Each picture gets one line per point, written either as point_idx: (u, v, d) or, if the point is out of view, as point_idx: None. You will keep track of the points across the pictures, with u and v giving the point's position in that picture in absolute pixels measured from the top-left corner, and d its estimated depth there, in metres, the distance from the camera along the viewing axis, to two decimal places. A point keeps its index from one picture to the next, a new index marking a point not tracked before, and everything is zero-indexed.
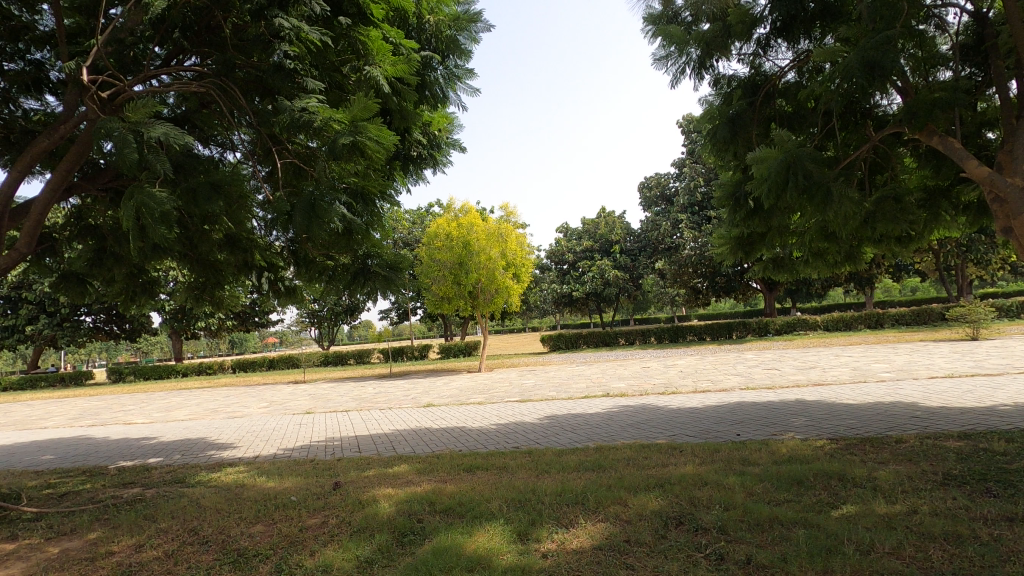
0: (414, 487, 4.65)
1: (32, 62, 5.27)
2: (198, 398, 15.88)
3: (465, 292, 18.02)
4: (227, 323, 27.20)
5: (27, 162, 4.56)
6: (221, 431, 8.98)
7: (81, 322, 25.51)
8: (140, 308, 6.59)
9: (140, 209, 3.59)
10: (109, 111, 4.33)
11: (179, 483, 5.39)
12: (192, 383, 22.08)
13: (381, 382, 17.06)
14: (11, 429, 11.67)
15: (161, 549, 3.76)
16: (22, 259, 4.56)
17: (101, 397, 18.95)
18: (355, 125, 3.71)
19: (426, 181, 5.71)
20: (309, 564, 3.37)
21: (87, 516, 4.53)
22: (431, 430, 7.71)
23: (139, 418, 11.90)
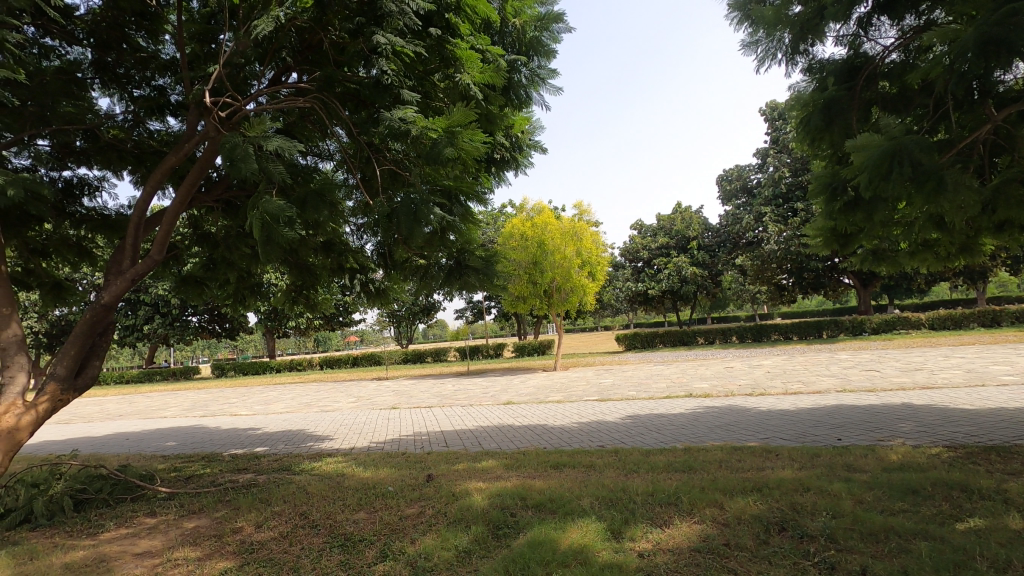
0: (504, 481, 4.77)
1: (156, 88, 5.85)
2: (292, 393, 16.97)
3: (540, 291, 18.09)
4: (314, 323, 28.85)
5: (158, 178, 5.09)
6: (317, 423, 9.58)
7: (189, 322, 27.95)
8: (245, 310, 7.14)
9: (259, 217, 3.98)
10: (229, 127, 4.78)
11: (286, 471, 5.82)
12: (285, 379, 23.67)
13: (459, 379, 17.53)
14: (137, 418, 13.00)
15: (278, 530, 4.08)
16: (156, 264, 4.98)
17: (209, 390, 20.72)
18: (451, 133, 3.93)
19: (507, 182, 5.77)
20: (411, 550, 3.55)
21: (211, 497, 5.00)
22: (513, 427, 7.83)
23: (243, 411, 12.92)
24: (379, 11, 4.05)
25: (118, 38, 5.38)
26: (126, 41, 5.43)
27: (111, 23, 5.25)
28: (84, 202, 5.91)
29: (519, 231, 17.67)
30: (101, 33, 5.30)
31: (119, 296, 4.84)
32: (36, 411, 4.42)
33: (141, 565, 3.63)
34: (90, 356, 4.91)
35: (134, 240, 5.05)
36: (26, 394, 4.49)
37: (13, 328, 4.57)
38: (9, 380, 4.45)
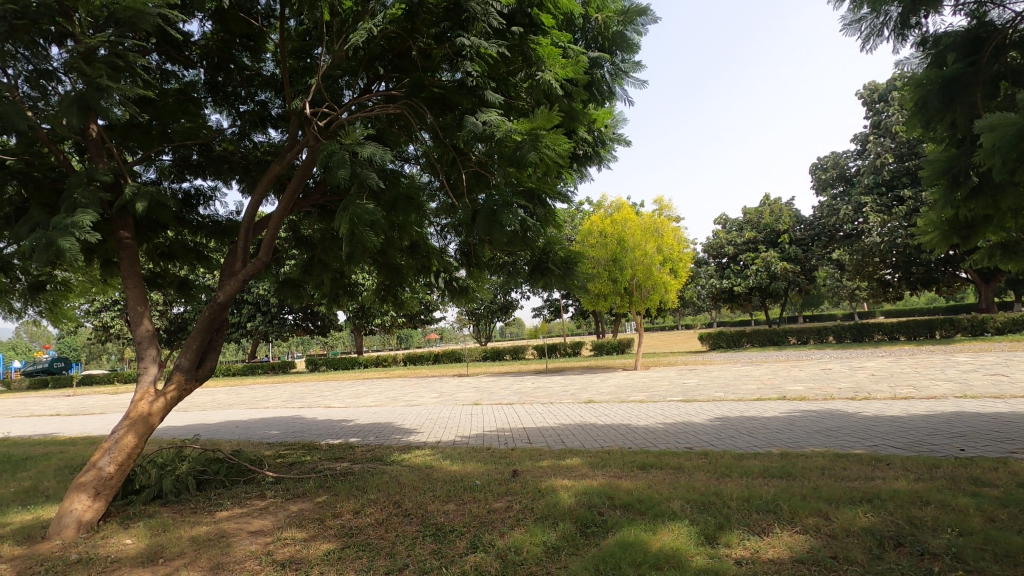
0: (590, 480, 4.73)
1: (259, 102, 6.25)
2: (380, 388, 17.78)
3: (620, 289, 17.80)
4: (398, 321, 30.02)
5: (264, 186, 5.50)
6: (404, 417, 9.97)
7: (285, 320, 30.00)
8: (339, 308, 7.55)
9: (352, 221, 4.23)
10: (326, 135, 5.13)
11: (379, 461, 6.12)
12: (372, 374, 24.85)
13: (539, 377, 17.59)
14: (244, 408, 14.14)
15: (374, 517, 4.30)
16: (264, 265, 5.39)
17: (305, 384, 22.16)
18: (535, 135, 3.94)
19: (590, 178, 5.68)
20: (501, 543, 3.61)
21: (313, 483, 5.35)
22: (596, 426, 7.75)
23: (336, 403, 13.70)
24: (464, 15, 4.14)
25: (227, 59, 5.86)
26: (233, 61, 5.89)
27: (220, 45, 5.72)
28: (200, 211, 6.43)
29: (597, 228, 17.45)
30: (212, 55, 5.80)
31: (233, 295, 5.28)
32: (166, 397, 4.93)
33: (256, 542, 3.95)
34: (209, 349, 5.36)
35: (244, 244, 5.51)
36: (158, 382, 5.01)
37: (145, 323, 5.22)
38: (145, 369, 5.00)
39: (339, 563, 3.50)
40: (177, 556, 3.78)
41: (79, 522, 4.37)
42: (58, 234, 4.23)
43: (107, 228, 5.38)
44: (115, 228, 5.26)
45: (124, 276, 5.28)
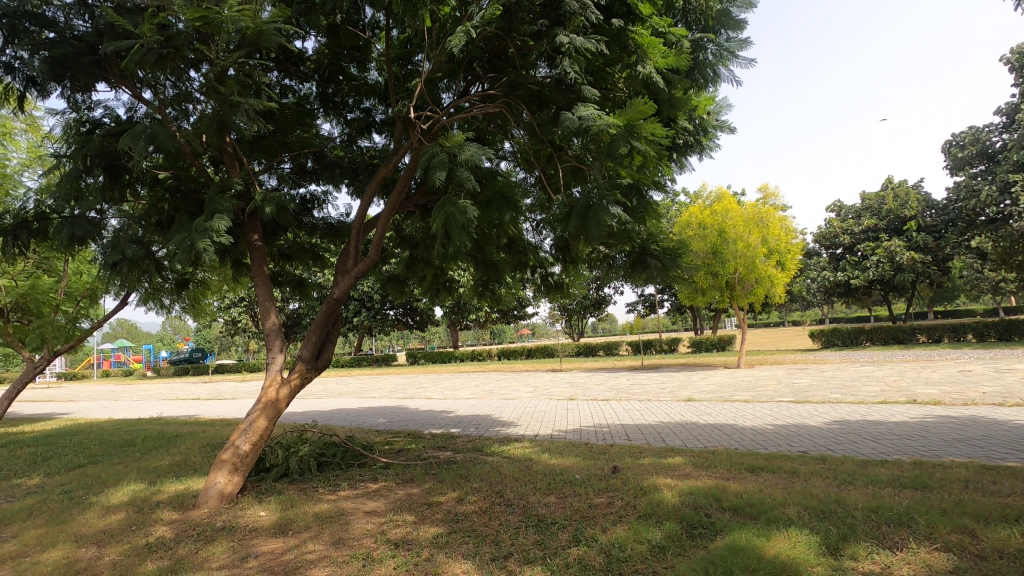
0: (695, 480, 4.58)
1: (365, 110, 6.64)
2: (476, 381, 18.33)
3: (720, 284, 16.97)
4: (492, 316, 30.70)
5: (373, 189, 5.85)
6: (501, 410, 10.21)
7: (387, 315, 31.70)
8: (441, 303, 7.80)
9: (452, 221, 4.39)
10: (429, 138, 5.40)
11: (480, 451, 6.32)
12: (468, 368, 25.62)
13: (634, 374, 17.24)
14: (353, 397, 15.16)
15: (477, 505, 4.44)
16: (374, 264, 5.73)
17: (406, 376, 23.31)
18: (631, 127, 3.88)
19: (691, 168, 5.42)
20: (604, 538, 3.59)
21: (420, 469, 5.63)
22: (698, 425, 7.47)
23: (435, 395, 14.28)
24: (561, 10, 4.14)
25: (338, 71, 6.26)
26: (342, 73, 6.28)
27: (331, 59, 6.12)
28: (315, 214, 6.95)
29: (696, 220, 16.76)
30: (324, 68, 6.20)
31: (346, 291, 5.67)
32: (291, 384, 5.39)
33: (371, 522, 4.23)
34: (326, 341, 5.79)
35: (356, 243, 5.92)
36: (283, 370, 5.51)
37: (272, 318, 5.76)
38: (273, 359, 5.51)
39: (448, 546, 3.67)
40: (304, 529, 4.14)
41: (221, 494, 4.91)
42: (199, 237, 4.76)
43: (239, 233, 5.98)
44: (246, 231, 5.84)
45: (254, 275, 5.86)
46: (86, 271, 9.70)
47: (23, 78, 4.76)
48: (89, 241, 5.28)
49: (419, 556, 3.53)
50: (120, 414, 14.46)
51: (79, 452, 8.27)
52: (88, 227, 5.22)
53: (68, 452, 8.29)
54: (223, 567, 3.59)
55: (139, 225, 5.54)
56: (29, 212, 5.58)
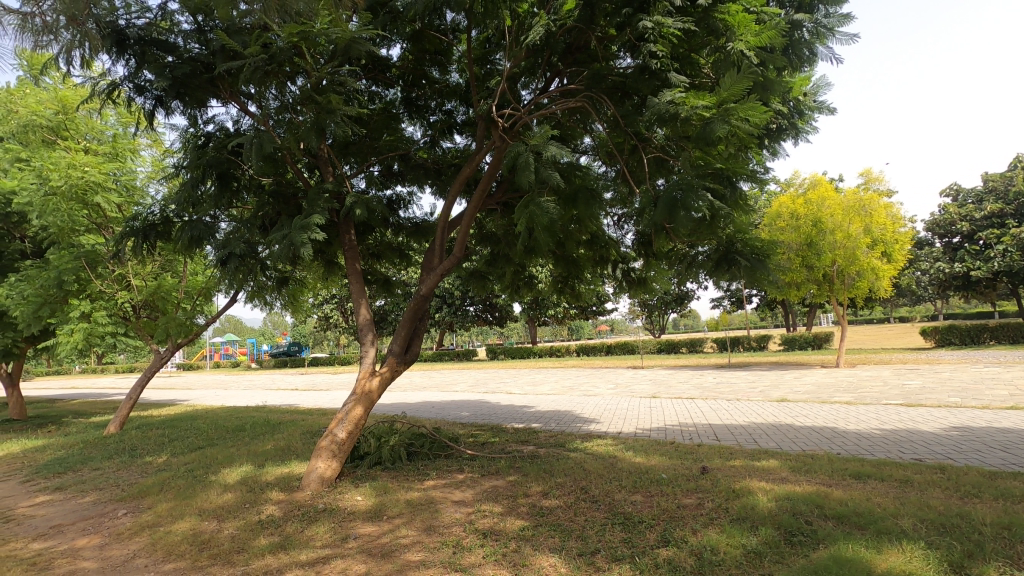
0: (792, 485, 4.33)
1: (446, 111, 6.82)
2: (556, 377, 18.33)
3: (816, 277, 15.89)
4: (570, 312, 30.55)
5: (457, 187, 5.99)
6: (582, 406, 10.16)
7: (468, 311, 32.39)
8: (521, 299, 7.85)
9: (536, 215, 4.42)
10: (511, 135, 5.45)
11: (562, 447, 6.33)
12: (547, 364, 25.70)
13: (721, 372, 16.54)
14: (436, 390, 15.67)
15: (562, 500, 4.45)
16: (458, 261, 5.88)
17: (487, 371, 23.77)
18: (724, 110, 3.69)
19: (784, 154, 5.11)
20: (694, 541, 3.48)
21: (504, 462, 5.74)
22: (793, 426, 7.05)
23: (515, 390, 14.45)
24: None
25: (421, 75, 6.45)
26: (425, 77, 6.46)
27: (415, 64, 6.28)
28: (401, 214, 7.22)
29: (787, 209, 15.79)
30: (408, 73, 6.38)
31: (433, 287, 5.86)
32: (381, 375, 5.67)
33: (460, 511, 4.36)
34: (415, 336, 6.01)
35: (441, 242, 6.11)
36: (375, 363, 5.79)
37: (364, 312, 6.07)
38: (365, 352, 5.80)
39: (534, 539, 3.71)
40: (398, 515, 4.34)
41: (321, 478, 5.25)
42: (299, 235, 5.11)
43: (334, 233, 6.35)
44: (341, 232, 6.20)
45: (348, 272, 6.21)
46: (201, 272, 10.70)
47: (150, 98, 5.31)
48: (205, 243, 5.80)
49: (507, 547, 3.60)
50: (230, 402, 15.84)
51: (198, 435, 9.16)
52: (204, 230, 5.75)
53: (189, 435, 9.20)
54: (326, 546, 3.84)
55: (246, 228, 6.02)
56: (155, 218, 6.22)
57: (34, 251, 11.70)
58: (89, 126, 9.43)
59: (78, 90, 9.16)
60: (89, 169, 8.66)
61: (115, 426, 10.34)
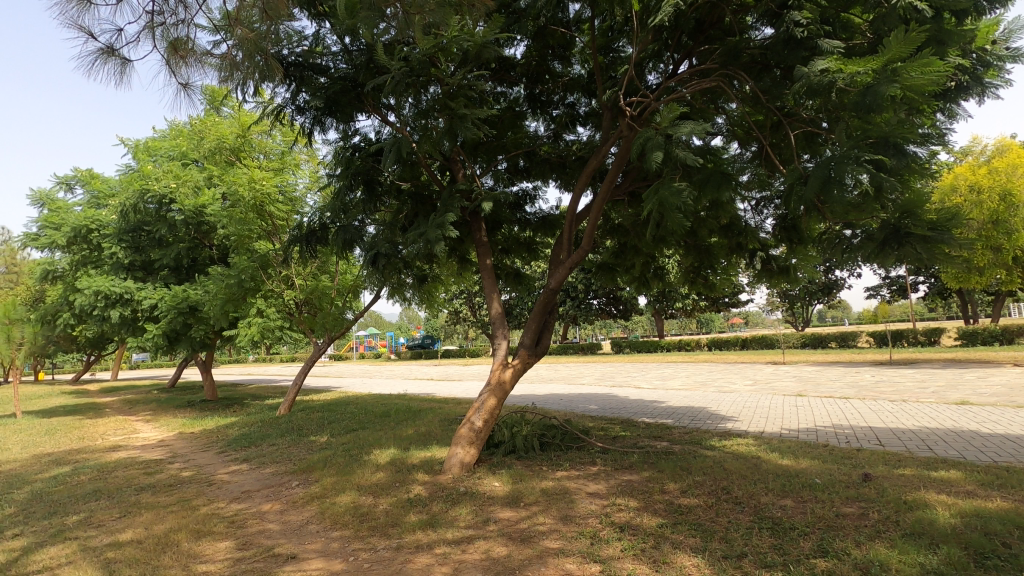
0: (982, 500, 3.74)
1: (569, 104, 6.77)
2: (686, 372, 17.58)
3: (1006, 261, 13.61)
4: (700, 304, 29.07)
5: (585, 178, 5.95)
6: (718, 403, 9.63)
7: (591, 305, 32.11)
8: (650, 292, 7.59)
9: (669, 200, 4.24)
10: (639, 123, 5.27)
11: (699, 444, 6.07)
12: (676, 358, 24.73)
13: (881, 369, 14.72)
14: (563, 383, 15.79)
15: (702, 499, 4.27)
16: (587, 253, 5.85)
17: (613, 364, 23.48)
18: (891, 71, 3.26)
19: (964, 116, 4.39)
20: (858, 554, 3.16)
21: (637, 457, 5.64)
22: (979, 433, 6.08)
23: (644, 384, 14.08)
24: None
25: (545, 71, 6.47)
26: (547, 73, 6.48)
27: (539, 60, 6.34)
28: (527, 209, 7.36)
29: (966, 180, 13.31)
30: (531, 71, 6.45)
31: (562, 280, 5.91)
32: (514, 367, 5.85)
33: (594, 503, 4.38)
34: (544, 329, 6.10)
35: (569, 235, 6.15)
36: (508, 355, 5.99)
37: (496, 305, 6.29)
38: (498, 344, 6.02)
39: (673, 537, 3.61)
40: (534, 503, 4.47)
41: (461, 463, 5.56)
42: (437, 234, 5.44)
43: (466, 230, 6.64)
44: (473, 229, 6.48)
45: (479, 267, 6.48)
46: (350, 272, 11.79)
47: (309, 117, 5.95)
48: (355, 244, 6.39)
49: (646, 543, 3.55)
50: (376, 390, 17.30)
51: (352, 419, 10.15)
52: (355, 233, 6.32)
53: (344, 418, 10.22)
54: (469, 527, 4.08)
55: (390, 230, 6.53)
56: (314, 225, 6.94)
57: (221, 257, 13.64)
58: (261, 147, 10.88)
59: (253, 114, 10.54)
60: (261, 184, 9.95)
61: (284, 409, 11.79)
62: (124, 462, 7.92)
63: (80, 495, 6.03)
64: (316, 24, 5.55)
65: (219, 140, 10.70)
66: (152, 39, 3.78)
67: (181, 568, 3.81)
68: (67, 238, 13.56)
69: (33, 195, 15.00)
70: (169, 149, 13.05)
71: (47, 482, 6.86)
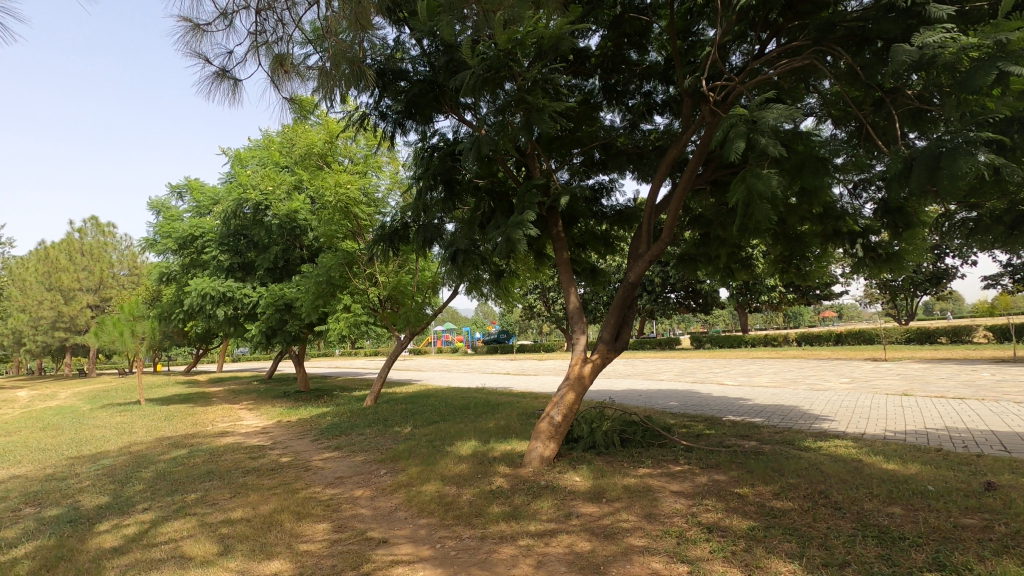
0: None
1: (646, 93, 6.57)
2: (773, 368, 16.68)
3: None
4: (788, 297, 27.43)
5: (664, 169, 5.78)
6: (811, 401, 9.06)
7: (669, 299, 31.14)
8: (735, 284, 7.24)
9: (755, 190, 4.06)
10: (723, 108, 5.02)
11: (792, 445, 5.75)
12: (762, 353, 23.48)
13: (1004, 367, 13.25)
14: (641, 379, 15.45)
15: (797, 503, 4.04)
16: (667, 246, 5.67)
17: (693, 360, 22.69)
18: (1001, 49, 2.98)
19: None
20: (983, 569, 2.87)
21: (723, 456, 5.42)
22: None
23: (728, 381, 13.49)
24: None
25: (621, 61, 6.31)
26: (624, 62, 6.31)
27: (615, 50, 6.21)
28: (604, 203, 7.25)
29: None
30: (607, 61, 6.33)
31: (641, 274, 5.78)
32: (593, 362, 5.81)
33: (680, 502, 4.26)
34: (624, 324, 6.00)
35: (648, 227, 6.00)
36: (587, 350, 5.95)
37: (573, 299, 6.26)
38: (577, 339, 6.00)
39: (767, 541, 3.45)
40: (617, 499, 4.42)
41: (541, 457, 5.59)
42: (515, 231, 5.51)
43: (544, 225, 6.65)
44: (550, 224, 6.48)
45: (556, 260, 6.48)
46: (430, 269, 12.19)
47: (391, 122, 6.21)
48: (436, 243, 6.64)
49: (737, 546, 3.41)
50: (454, 383, 17.76)
51: (433, 411, 10.49)
52: (435, 232, 6.62)
53: (426, 411, 10.59)
54: (551, 520, 4.10)
55: (469, 228, 6.68)
56: (397, 225, 7.23)
57: (310, 257, 14.49)
58: (346, 152, 11.47)
59: (338, 122, 11.11)
60: (347, 187, 10.47)
61: (370, 400, 12.38)
62: (231, 447, 8.64)
63: (196, 476, 6.64)
64: (397, 31, 5.76)
65: (308, 147, 11.34)
66: (257, 57, 4.07)
67: (285, 546, 4.10)
68: (179, 242, 14.91)
69: (152, 203, 16.67)
70: (263, 156, 14.00)
71: (169, 463, 7.62)
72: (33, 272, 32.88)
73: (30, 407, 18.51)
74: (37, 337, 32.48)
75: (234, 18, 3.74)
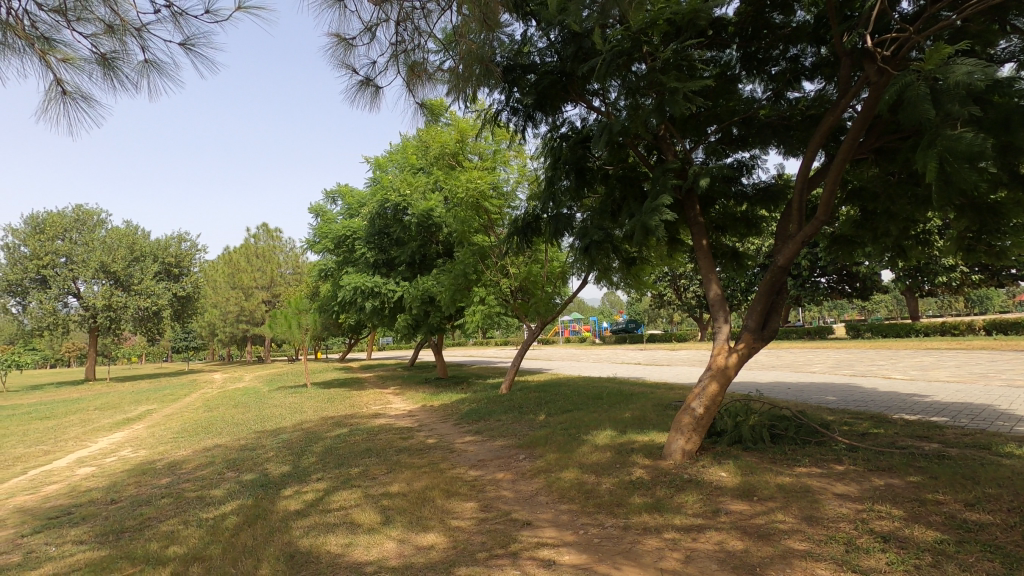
0: None
1: (792, 58, 6.04)
2: (954, 361, 14.41)
3: None
4: (972, 277, 23.45)
5: (819, 140, 5.22)
6: (1009, 399, 7.70)
7: (818, 283, 28.23)
8: (907, 265, 6.35)
9: (946, 155, 3.56)
10: (893, 65, 4.41)
11: (988, 450, 4.93)
12: (939, 343, 20.40)
13: None
14: (788, 370, 14.25)
15: (999, 516, 3.47)
16: (824, 225, 5.12)
17: (849, 351, 20.37)
18: None
19: None
20: None
21: (898, 459, 4.82)
22: None
23: (897, 375, 11.92)
24: None
25: (763, 25, 5.80)
26: (766, 26, 5.80)
27: (755, 13, 5.72)
28: (744, 181, 6.74)
29: None
30: (746, 27, 5.84)
31: (792, 257, 5.30)
32: (738, 352, 5.46)
33: (846, 506, 3.87)
34: (772, 311, 5.55)
35: (800, 204, 5.45)
36: (730, 339, 5.61)
37: (714, 288, 5.92)
38: (719, 329, 5.69)
39: (960, 558, 3.01)
40: (770, 498, 4.13)
41: (683, 450, 5.40)
42: (651, 217, 5.33)
43: (680, 209, 6.37)
44: (686, 207, 6.18)
45: (695, 248, 6.17)
46: (559, 259, 12.26)
47: (520, 116, 6.34)
48: (567, 233, 6.68)
49: (921, 559, 3.02)
50: (585, 373, 17.76)
51: (565, 399, 10.60)
52: (566, 222, 6.65)
53: (559, 399, 10.73)
54: (698, 515, 3.96)
55: (599, 216, 6.62)
56: (528, 217, 7.38)
57: (445, 251, 15.33)
58: (475, 149, 11.99)
59: (467, 122, 11.68)
60: (477, 183, 10.98)
61: (505, 388, 12.88)
62: (384, 427, 9.49)
63: (358, 452, 7.39)
64: (523, 25, 5.84)
65: (441, 147, 12.03)
66: (397, 66, 4.37)
67: (438, 521, 4.42)
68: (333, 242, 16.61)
69: (311, 207, 18.73)
70: (401, 160, 15.12)
71: (334, 439, 8.56)
72: (222, 272, 38.79)
73: (224, 388, 21.87)
74: (226, 328, 38.17)
75: (377, 31, 4.04)
